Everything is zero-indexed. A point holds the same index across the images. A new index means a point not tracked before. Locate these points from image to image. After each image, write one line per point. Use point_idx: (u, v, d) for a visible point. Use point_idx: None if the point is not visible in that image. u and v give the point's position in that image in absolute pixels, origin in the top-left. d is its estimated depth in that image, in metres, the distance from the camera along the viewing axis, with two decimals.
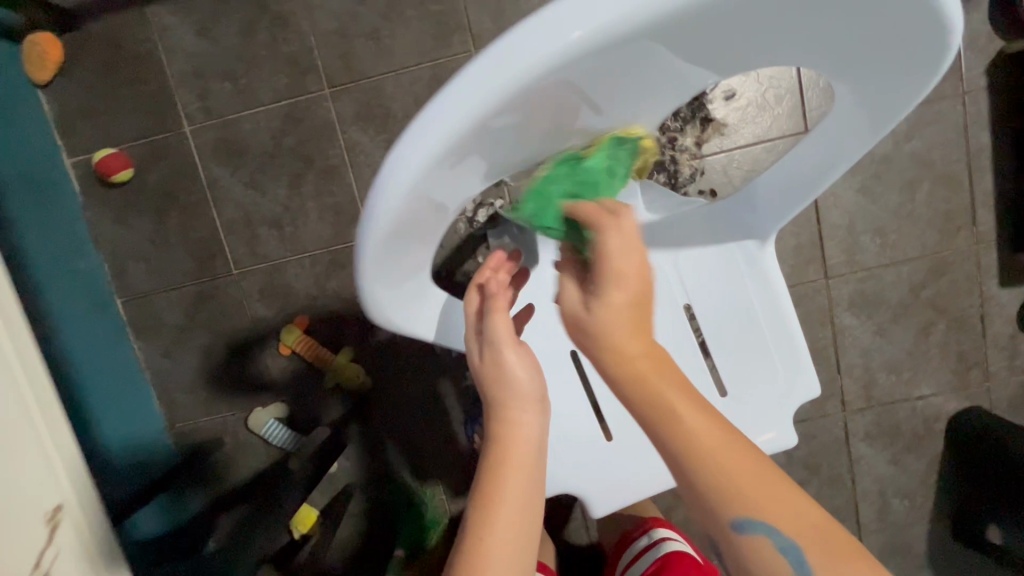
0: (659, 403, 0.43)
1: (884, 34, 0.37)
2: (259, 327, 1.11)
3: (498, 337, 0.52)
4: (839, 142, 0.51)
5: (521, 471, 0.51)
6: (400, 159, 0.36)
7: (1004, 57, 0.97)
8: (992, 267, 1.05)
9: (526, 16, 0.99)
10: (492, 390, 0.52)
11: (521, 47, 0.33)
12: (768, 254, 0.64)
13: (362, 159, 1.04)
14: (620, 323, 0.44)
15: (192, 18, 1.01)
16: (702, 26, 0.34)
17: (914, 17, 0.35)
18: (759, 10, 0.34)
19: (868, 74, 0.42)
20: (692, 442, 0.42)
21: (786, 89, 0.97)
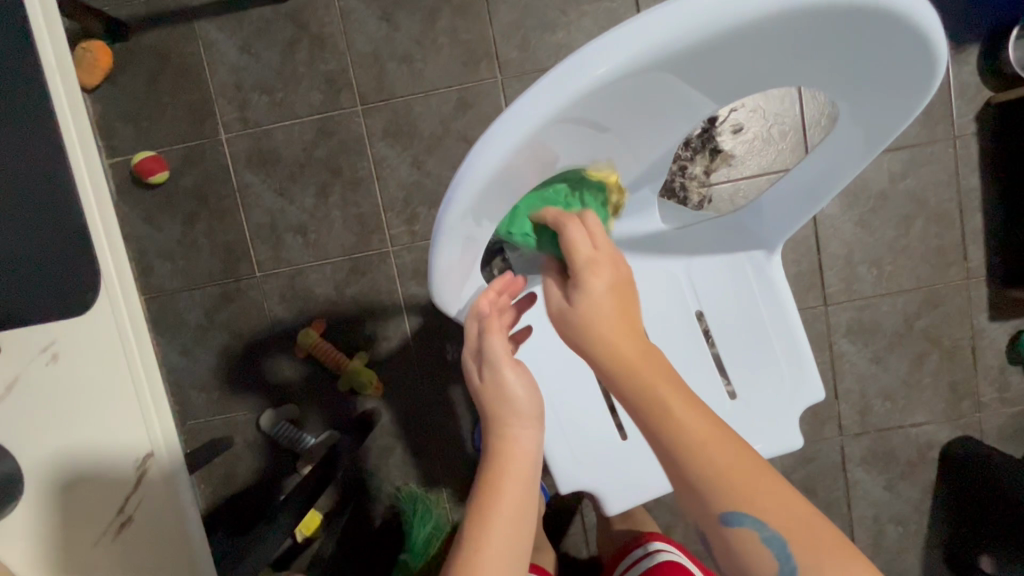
0: (652, 397, 0.44)
1: (873, 61, 0.41)
2: (277, 328, 1.14)
3: (495, 357, 0.52)
4: (840, 166, 0.55)
5: (520, 484, 0.50)
6: (459, 183, 0.42)
7: (990, 105, 1.04)
8: (982, 302, 1.10)
9: (550, 49, 1.06)
10: (494, 410, 0.52)
11: (571, 72, 0.38)
12: (775, 264, 0.68)
13: (388, 173, 1.10)
14: (596, 313, 0.46)
15: (237, 35, 1.08)
16: (714, 55, 0.39)
17: (893, 44, 0.39)
18: (764, 40, 0.38)
19: (869, 105, 0.47)
20: (684, 437, 0.43)
21: (790, 126, 1.04)
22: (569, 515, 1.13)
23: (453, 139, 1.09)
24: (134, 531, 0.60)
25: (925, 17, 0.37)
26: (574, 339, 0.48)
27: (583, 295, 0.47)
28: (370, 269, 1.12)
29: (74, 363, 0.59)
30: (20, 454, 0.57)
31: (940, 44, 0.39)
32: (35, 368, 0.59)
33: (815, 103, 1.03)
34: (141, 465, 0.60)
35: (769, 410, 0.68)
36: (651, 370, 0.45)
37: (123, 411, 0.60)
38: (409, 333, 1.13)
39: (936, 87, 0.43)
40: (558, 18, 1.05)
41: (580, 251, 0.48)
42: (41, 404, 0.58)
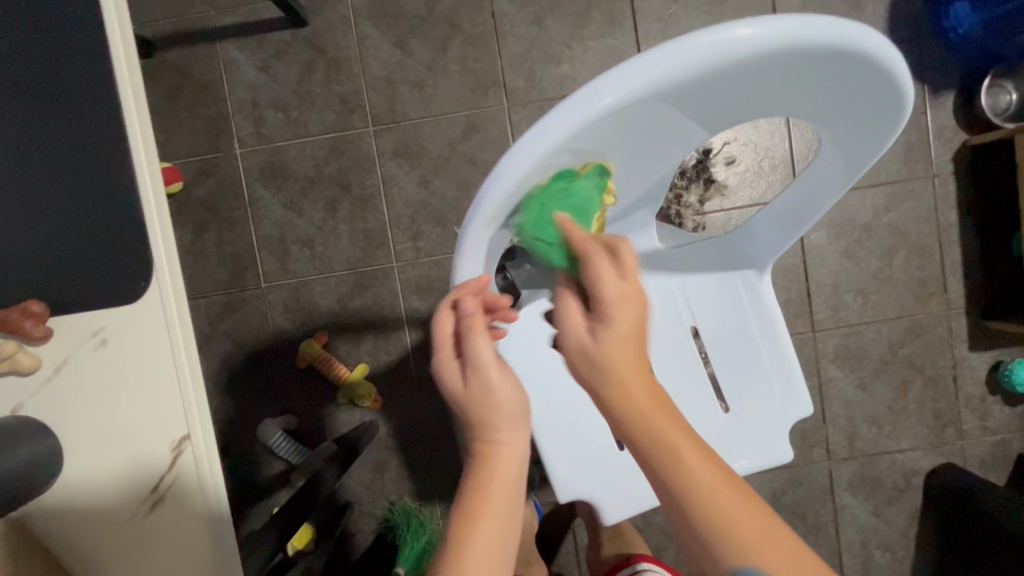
0: (661, 440, 0.43)
1: (850, 94, 0.45)
2: (280, 338, 1.16)
3: (482, 361, 0.52)
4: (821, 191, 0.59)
5: (505, 491, 0.51)
6: (483, 203, 0.46)
7: (966, 146, 1.10)
8: (962, 333, 1.15)
9: (554, 79, 1.12)
10: (476, 413, 0.52)
11: (581, 101, 0.41)
12: (765, 283, 0.72)
13: (396, 191, 1.14)
14: (621, 347, 0.45)
15: (257, 56, 1.13)
16: (704, 86, 0.42)
17: (867, 80, 0.43)
18: (750, 74, 0.42)
19: (849, 137, 0.51)
20: (691, 483, 0.42)
21: (779, 160, 1.10)
22: (561, 533, 1.14)
23: (460, 161, 1.13)
24: (167, 514, 0.52)
25: (896, 56, 0.41)
26: (596, 379, 0.45)
27: (608, 328, 0.45)
28: (374, 283, 1.15)
29: (122, 351, 0.52)
30: (62, 431, 0.52)
31: (908, 84, 0.43)
32: (81, 354, 0.52)
33: (803, 139, 1.09)
34: (173, 451, 0.52)
35: (760, 425, 0.71)
36: (659, 412, 0.45)
37: (166, 399, 0.52)
38: (410, 346, 1.15)
39: (906, 118, 0.47)
40: (563, 51, 1.12)
41: (610, 278, 0.45)
42: (88, 394, 0.52)
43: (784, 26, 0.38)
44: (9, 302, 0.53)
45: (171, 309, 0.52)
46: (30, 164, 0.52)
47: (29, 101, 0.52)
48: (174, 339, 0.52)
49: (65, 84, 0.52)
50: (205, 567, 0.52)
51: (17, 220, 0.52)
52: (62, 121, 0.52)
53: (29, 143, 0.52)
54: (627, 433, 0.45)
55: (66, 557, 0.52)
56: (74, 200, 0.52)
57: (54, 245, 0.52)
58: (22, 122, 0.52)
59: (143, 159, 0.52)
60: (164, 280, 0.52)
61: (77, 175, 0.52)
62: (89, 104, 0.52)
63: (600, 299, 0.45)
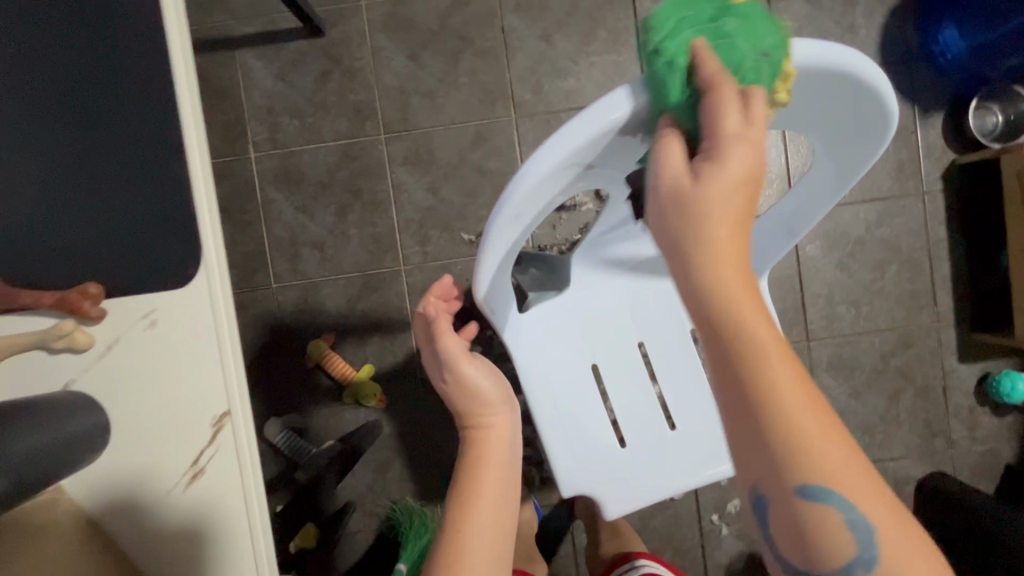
0: (749, 332, 0.39)
1: (839, 110, 0.49)
2: (288, 338, 1.18)
3: (452, 355, 0.65)
4: (814, 201, 0.62)
5: (496, 468, 0.63)
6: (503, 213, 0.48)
7: (954, 164, 1.15)
8: (951, 345, 1.18)
9: (561, 92, 1.16)
10: (463, 403, 0.66)
11: (593, 113, 0.44)
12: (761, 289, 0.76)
13: (405, 197, 1.17)
14: (723, 202, 0.39)
15: (274, 65, 1.16)
16: None
17: (854, 94, 0.46)
18: None
19: (838, 148, 0.54)
20: (776, 387, 0.39)
21: (776, 174, 1.14)
22: (560, 535, 1.15)
23: (468, 169, 1.17)
24: (208, 489, 0.49)
25: (877, 74, 0.45)
26: (682, 237, 0.40)
27: (715, 171, 0.39)
28: (381, 285, 1.18)
29: (171, 334, 0.49)
30: (109, 407, 0.49)
31: (891, 99, 0.47)
32: (131, 335, 0.49)
33: (799, 155, 1.14)
34: (213, 428, 0.49)
35: None
36: (749, 292, 0.40)
37: (207, 375, 0.49)
38: (415, 348, 1.18)
39: (893, 130, 0.50)
40: (569, 66, 1.16)
41: (730, 118, 0.39)
42: (132, 369, 0.49)
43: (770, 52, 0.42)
44: (57, 281, 0.50)
45: (216, 294, 0.49)
46: (79, 141, 0.49)
47: (76, 73, 0.49)
48: (216, 318, 0.49)
49: (114, 57, 0.49)
50: (241, 543, 0.49)
51: (65, 198, 0.50)
52: (109, 92, 0.49)
53: (73, 117, 0.49)
54: (708, 310, 0.40)
55: (109, 535, 0.49)
56: (122, 180, 0.49)
57: (101, 224, 0.50)
58: (66, 93, 0.49)
59: (193, 138, 0.48)
60: (210, 266, 0.49)
61: (126, 154, 0.49)
62: (138, 75, 0.49)
63: (714, 139, 0.40)
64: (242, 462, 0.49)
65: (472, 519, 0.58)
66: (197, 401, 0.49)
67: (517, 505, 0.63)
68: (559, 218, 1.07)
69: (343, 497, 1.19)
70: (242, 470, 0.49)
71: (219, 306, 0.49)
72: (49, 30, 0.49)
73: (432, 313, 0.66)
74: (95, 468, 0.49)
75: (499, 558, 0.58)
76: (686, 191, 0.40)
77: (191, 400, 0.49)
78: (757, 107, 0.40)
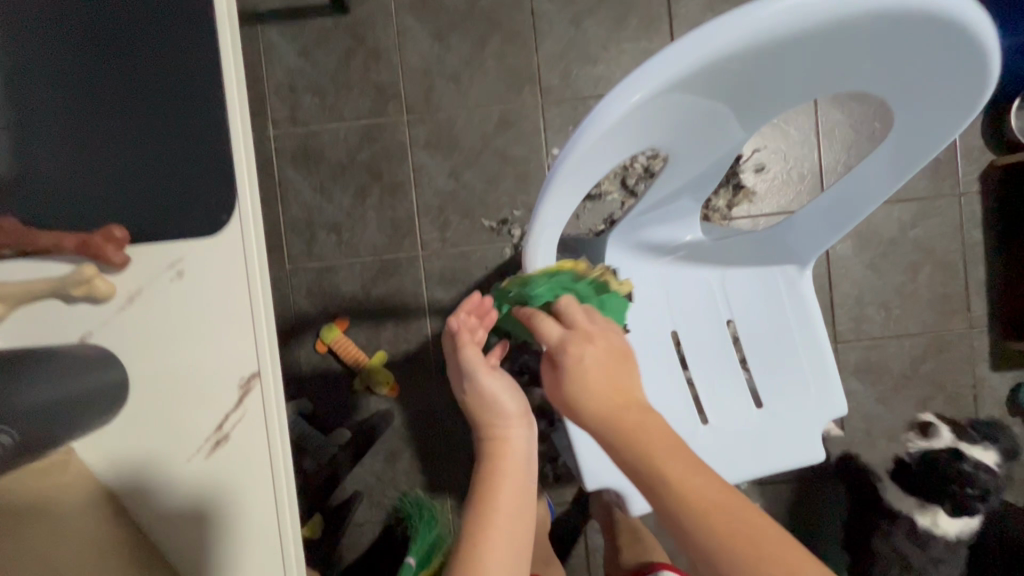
0: (643, 451, 0.45)
1: (929, 75, 0.44)
2: (301, 322, 1.15)
3: (472, 367, 0.59)
4: (877, 183, 0.57)
5: (518, 469, 0.58)
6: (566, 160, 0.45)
7: (993, 166, 1.11)
8: (984, 352, 1.14)
9: (589, 79, 1.13)
10: (479, 413, 0.61)
11: (670, 57, 0.40)
12: (806, 277, 0.71)
13: (426, 181, 1.14)
14: (581, 383, 0.49)
15: (297, 41, 1.14)
16: (787, 52, 0.41)
17: (952, 60, 0.41)
18: (842, 38, 0.40)
19: (915, 118, 0.49)
20: (685, 495, 0.43)
21: (808, 171, 1.11)
22: (572, 535, 1.12)
23: (491, 155, 1.14)
24: (229, 458, 0.46)
25: (988, 33, 0.39)
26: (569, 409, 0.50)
27: (564, 365, 0.50)
28: (397, 271, 1.15)
29: (199, 287, 0.46)
30: (129, 365, 0.46)
31: (996, 64, 0.41)
32: (157, 287, 0.46)
33: (833, 151, 1.10)
34: (241, 389, 0.46)
35: (793, 424, 0.71)
36: (632, 417, 0.47)
37: (235, 334, 0.46)
38: (430, 335, 1.15)
39: (984, 102, 0.45)
40: (599, 53, 1.13)
41: (549, 329, 0.52)
42: (156, 325, 0.46)
43: None
44: (79, 228, 0.47)
45: (251, 249, 0.46)
46: (112, 84, 0.47)
47: (114, 16, 0.47)
48: (249, 274, 0.46)
49: (154, 3, 0.46)
50: (256, 530, 0.46)
51: (95, 142, 0.47)
52: (147, 36, 0.46)
53: (106, 58, 0.47)
54: (608, 442, 0.47)
55: (126, 504, 0.46)
56: (157, 129, 0.47)
57: (129, 172, 0.47)
58: (99, 35, 0.47)
59: (233, 88, 0.45)
60: (245, 218, 0.45)
61: (161, 104, 0.46)
62: (177, 17, 0.46)
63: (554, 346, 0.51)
64: (258, 443, 0.46)
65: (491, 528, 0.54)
66: (220, 363, 0.46)
67: (534, 515, 0.59)
68: (583, 207, 1.03)
69: (351, 488, 1.16)
70: (261, 450, 0.46)
71: (253, 263, 0.46)
72: None
73: (455, 328, 0.60)
74: (113, 428, 0.46)
75: (519, 559, 0.55)
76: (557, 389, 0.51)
77: (216, 360, 0.46)
78: (567, 309, 0.53)
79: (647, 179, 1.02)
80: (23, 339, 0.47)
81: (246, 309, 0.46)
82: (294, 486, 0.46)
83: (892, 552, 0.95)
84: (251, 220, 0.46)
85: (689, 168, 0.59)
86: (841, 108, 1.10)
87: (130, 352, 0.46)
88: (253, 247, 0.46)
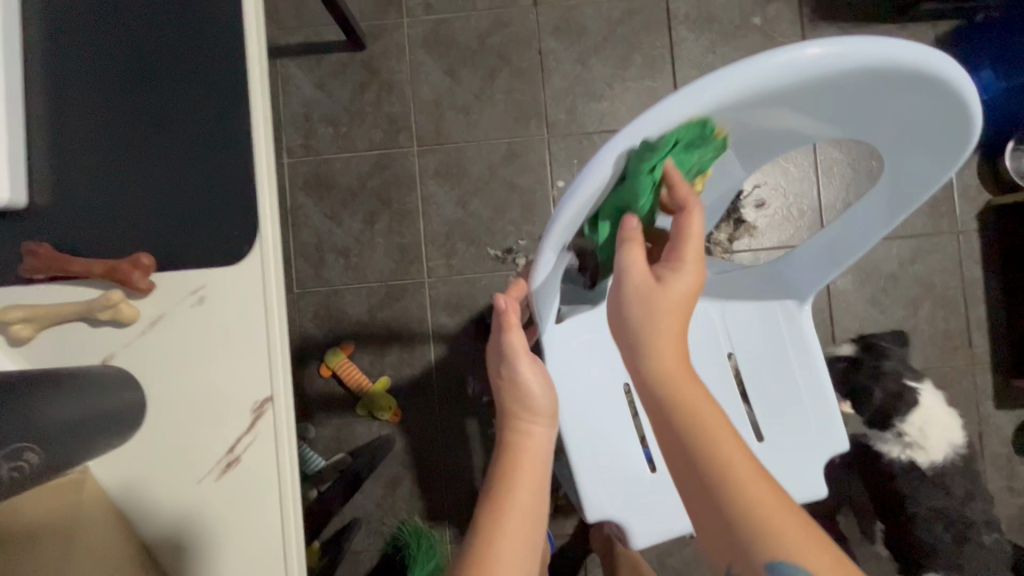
0: (688, 400, 0.46)
1: (919, 120, 0.45)
2: (306, 345, 1.17)
3: (513, 352, 0.61)
4: (872, 221, 0.58)
5: (532, 478, 0.58)
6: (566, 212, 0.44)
7: (990, 206, 1.14)
8: (987, 389, 1.14)
9: (594, 114, 1.17)
10: (509, 402, 0.62)
11: (669, 106, 0.39)
12: (805, 312, 0.73)
13: (434, 209, 1.17)
14: (669, 311, 0.46)
15: (314, 73, 1.19)
16: (779, 101, 0.42)
17: (941, 107, 0.43)
18: (833, 89, 0.41)
19: (909, 160, 0.50)
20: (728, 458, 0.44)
21: (807, 206, 1.13)
22: (572, 568, 1.10)
23: (498, 184, 1.17)
24: (241, 479, 0.47)
25: (967, 84, 0.41)
26: (637, 329, 0.47)
27: (675, 282, 0.46)
28: (404, 296, 1.17)
29: (219, 315, 0.48)
30: (148, 388, 0.47)
31: (976, 113, 0.43)
32: (179, 312, 0.48)
33: (832, 188, 1.13)
34: (253, 414, 0.47)
35: (795, 459, 0.71)
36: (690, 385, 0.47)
37: (250, 357, 0.47)
38: (433, 360, 1.16)
39: (971, 146, 0.47)
40: (604, 89, 1.17)
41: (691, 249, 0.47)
42: (176, 350, 0.48)
43: (861, 47, 0.38)
44: (105, 254, 0.49)
45: (271, 276, 0.48)
46: (147, 117, 0.49)
47: (152, 55, 0.50)
48: (267, 299, 0.48)
49: (191, 47, 0.50)
50: (265, 550, 0.46)
51: (128, 171, 0.49)
52: (180, 74, 0.49)
53: (142, 93, 0.50)
54: (662, 399, 0.47)
55: (135, 525, 0.47)
56: (187, 160, 0.49)
57: (155, 198, 0.49)
58: (135, 73, 0.50)
59: (262, 124, 0.49)
60: (266, 246, 0.48)
61: (190, 136, 0.49)
62: (212, 57, 0.49)
63: (679, 255, 0.47)
64: (272, 459, 0.47)
65: (498, 540, 0.53)
66: (235, 385, 0.47)
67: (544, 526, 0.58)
68: None
69: (350, 514, 1.15)
70: (273, 468, 0.47)
71: (273, 289, 0.48)
72: (131, 10, 0.50)
73: (502, 307, 0.61)
74: (129, 449, 0.47)
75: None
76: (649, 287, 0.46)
77: (231, 382, 0.47)
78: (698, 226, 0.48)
79: None
80: (40, 360, 0.48)
81: (262, 334, 0.47)
82: (300, 502, 0.47)
83: (928, 512, 0.90)
84: (271, 250, 0.48)
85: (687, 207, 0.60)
86: (839, 147, 1.13)
87: (150, 374, 0.47)
88: (274, 275, 0.48)
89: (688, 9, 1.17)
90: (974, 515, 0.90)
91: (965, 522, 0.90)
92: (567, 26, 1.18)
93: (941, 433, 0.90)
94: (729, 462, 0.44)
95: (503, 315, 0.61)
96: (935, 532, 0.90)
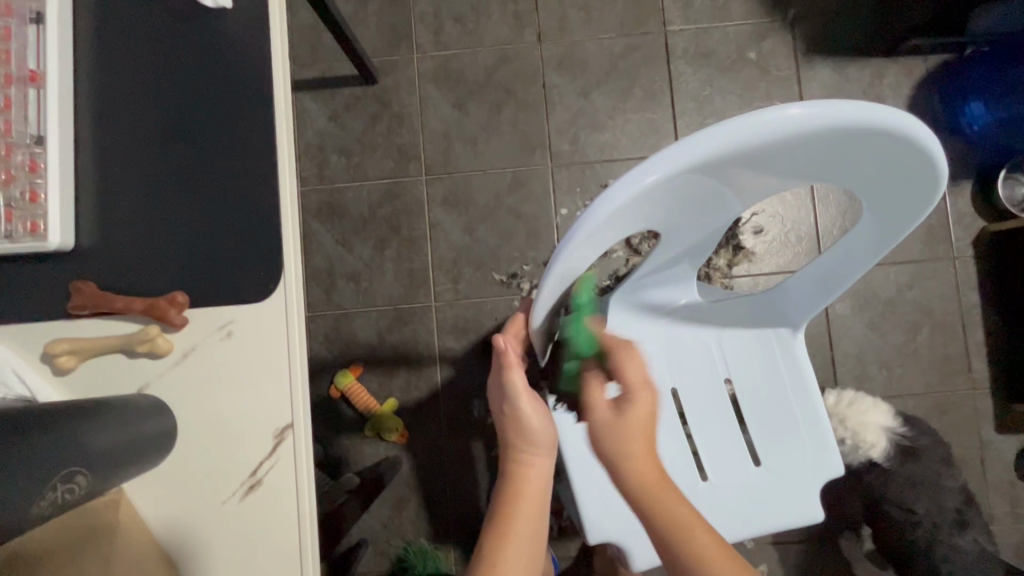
0: (665, 505, 0.53)
1: (890, 172, 0.48)
2: (317, 368, 1.20)
3: (514, 389, 0.62)
4: (856, 258, 0.61)
5: (534, 508, 0.62)
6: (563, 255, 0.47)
7: (986, 233, 1.16)
8: (988, 413, 1.15)
9: (597, 145, 1.21)
10: (512, 437, 0.64)
11: (656, 163, 0.43)
12: (798, 340, 0.75)
13: (441, 235, 1.21)
14: (635, 432, 0.55)
15: (328, 106, 1.24)
16: (760, 157, 0.45)
17: (909, 161, 0.46)
18: (807, 146, 0.45)
19: (886, 205, 0.53)
20: (700, 550, 0.52)
21: (805, 233, 1.16)
22: None
23: (504, 212, 1.21)
24: (262, 502, 0.50)
25: (934, 141, 0.44)
26: (608, 449, 0.55)
27: (632, 409, 0.56)
28: (411, 320, 1.20)
29: (246, 346, 0.51)
30: (178, 413, 0.51)
31: (945, 166, 0.47)
32: (209, 344, 0.52)
33: (829, 215, 1.16)
34: (275, 439, 0.50)
35: (791, 483, 0.73)
36: (664, 486, 0.54)
37: (274, 385, 0.51)
38: (440, 382, 1.19)
39: (941, 194, 0.50)
40: (606, 121, 1.22)
41: (636, 369, 0.59)
42: (206, 378, 0.51)
43: (833, 110, 0.41)
44: (139, 289, 0.53)
45: (292, 309, 0.52)
46: (182, 164, 0.54)
47: (190, 109, 0.54)
48: (288, 331, 0.51)
49: (223, 99, 0.54)
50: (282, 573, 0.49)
51: (164, 213, 0.54)
52: (214, 124, 0.54)
53: (178, 141, 0.54)
54: (640, 505, 0.54)
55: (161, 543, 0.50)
56: (216, 203, 0.53)
57: (187, 238, 0.53)
58: (171, 123, 0.54)
59: (286, 170, 0.53)
60: (289, 282, 0.52)
61: (219, 181, 0.54)
62: (242, 108, 0.54)
63: (630, 386, 0.57)
64: (291, 487, 0.50)
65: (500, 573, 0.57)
66: (258, 412, 0.50)
67: (543, 554, 0.62)
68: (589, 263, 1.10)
69: (357, 535, 1.16)
70: (292, 495, 0.50)
71: (293, 323, 0.51)
72: (168, 67, 0.55)
73: (502, 346, 0.63)
74: (158, 472, 0.50)
75: None
76: (613, 418, 0.56)
77: (254, 409, 0.50)
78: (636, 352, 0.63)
79: (650, 240, 1.08)
80: (77, 389, 0.51)
81: (283, 365, 0.51)
82: (317, 522, 0.50)
83: (901, 511, 0.93)
84: (292, 284, 0.52)
85: (681, 243, 0.62)
86: None
87: (180, 401, 0.51)
88: (294, 307, 0.52)
89: (686, 45, 1.22)
90: (946, 513, 0.92)
91: (939, 521, 0.91)
92: (570, 61, 1.23)
93: (869, 422, 0.95)
94: (702, 551, 0.52)
95: (503, 354, 0.63)
96: (915, 535, 0.92)
